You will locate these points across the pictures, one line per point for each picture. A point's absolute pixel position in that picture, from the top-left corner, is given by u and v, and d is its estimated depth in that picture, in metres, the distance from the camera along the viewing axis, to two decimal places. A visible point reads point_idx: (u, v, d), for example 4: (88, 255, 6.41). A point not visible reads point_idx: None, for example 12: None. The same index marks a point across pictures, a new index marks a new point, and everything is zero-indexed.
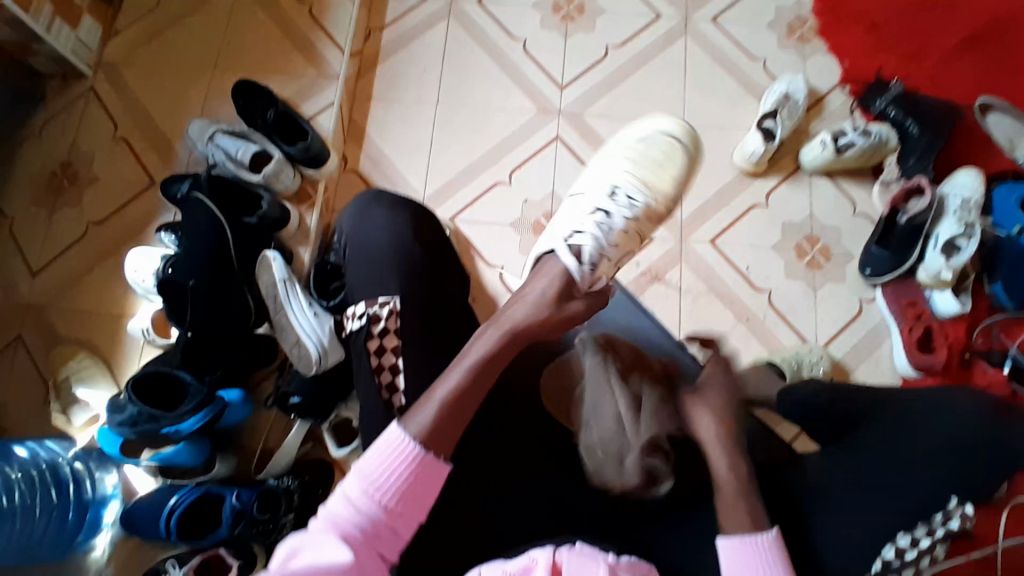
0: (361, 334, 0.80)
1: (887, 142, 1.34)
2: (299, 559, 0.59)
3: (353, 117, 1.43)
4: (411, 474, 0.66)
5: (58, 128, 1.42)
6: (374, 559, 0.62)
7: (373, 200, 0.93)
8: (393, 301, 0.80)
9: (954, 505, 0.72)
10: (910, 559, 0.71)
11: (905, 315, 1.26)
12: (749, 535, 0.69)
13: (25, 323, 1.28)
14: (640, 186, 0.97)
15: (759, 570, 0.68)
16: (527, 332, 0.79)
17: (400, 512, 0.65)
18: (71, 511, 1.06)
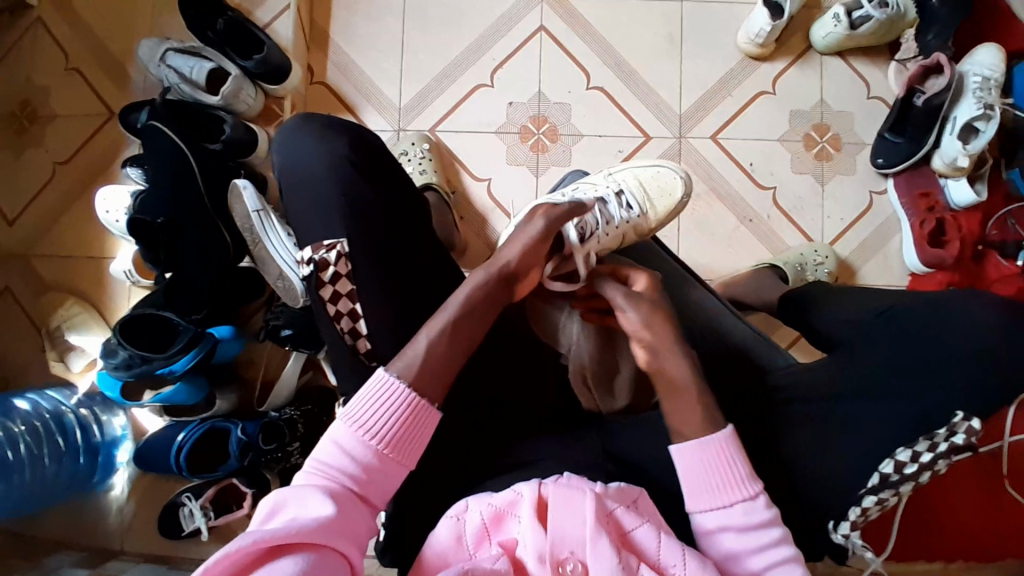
0: (310, 281, 0.75)
1: (906, 14, 1.21)
2: (280, 516, 0.57)
3: (316, 20, 1.30)
4: (399, 421, 0.64)
5: (5, 61, 1.30)
6: (359, 508, 0.61)
7: (302, 127, 0.83)
8: (339, 243, 0.75)
9: (959, 419, 0.67)
10: (909, 474, 0.67)
11: (917, 208, 1.20)
12: (705, 437, 0.66)
13: (7, 273, 1.25)
14: (643, 196, 0.98)
15: (715, 470, 0.65)
16: (520, 275, 0.75)
17: (386, 463, 0.63)
18: (81, 455, 1.10)
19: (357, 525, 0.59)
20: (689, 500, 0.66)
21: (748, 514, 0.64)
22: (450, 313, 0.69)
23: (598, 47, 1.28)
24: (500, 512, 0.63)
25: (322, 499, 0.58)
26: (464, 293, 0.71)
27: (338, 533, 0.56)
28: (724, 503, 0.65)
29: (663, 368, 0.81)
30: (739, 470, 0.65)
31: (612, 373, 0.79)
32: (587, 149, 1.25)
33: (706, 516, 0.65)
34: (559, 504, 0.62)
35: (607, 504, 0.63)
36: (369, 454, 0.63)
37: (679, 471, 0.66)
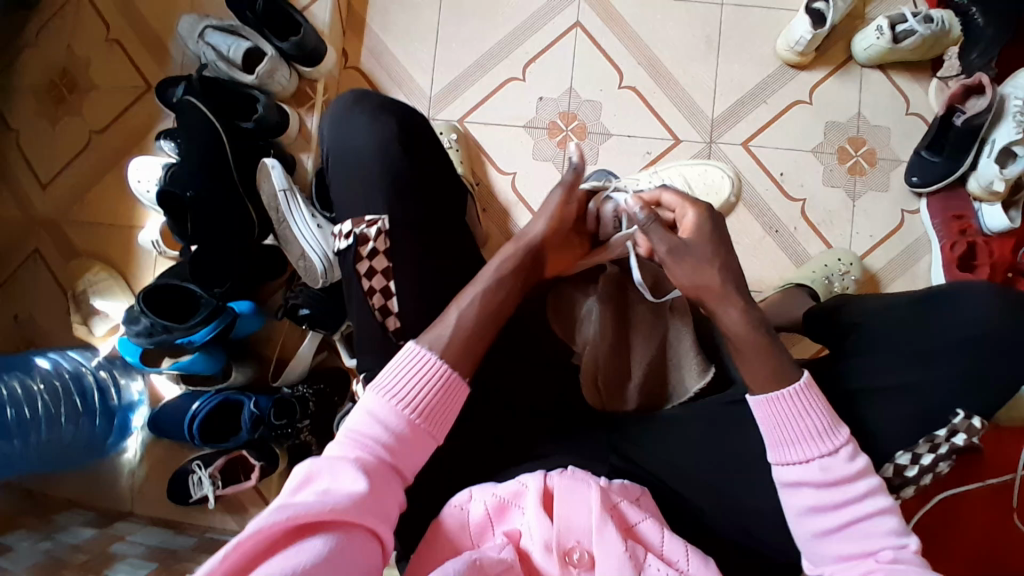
0: (348, 254, 0.76)
1: (949, 32, 1.17)
2: (313, 486, 0.57)
3: (352, 5, 1.31)
4: (432, 393, 0.65)
5: (50, 30, 1.33)
6: (390, 479, 0.61)
7: (354, 102, 0.84)
8: (380, 221, 0.77)
9: (959, 419, 0.68)
10: (910, 475, 0.70)
11: (949, 230, 1.18)
12: (785, 389, 0.64)
13: (40, 235, 1.28)
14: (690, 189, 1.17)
15: (794, 424, 0.64)
16: (541, 252, 0.75)
17: (417, 437, 0.64)
18: (98, 417, 1.13)
19: (388, 500, 0.59)
20: (772, 451, 0.65)
21: (840, 479, 0.62)
22: (473, 294, 0.70)
23: (633, 48, 1.26)
24: (505, 502, 0.64)
25: (355, 473, 0.58)
26: (493, 266, 0.72)
27: (370, 509, 0.57)
28: (803, 458, 0.63)
29: (679, 379, 0.78)
30: (819, 422, 0.64)
31: (624, 378, 0.79)
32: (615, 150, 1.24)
33: (785, 470, 0.64)
34: (565, 495, 0.62)
35: (611, 497, 0.63)
36: (401, 427, 0.63)
37: (762, 420, 0.65)
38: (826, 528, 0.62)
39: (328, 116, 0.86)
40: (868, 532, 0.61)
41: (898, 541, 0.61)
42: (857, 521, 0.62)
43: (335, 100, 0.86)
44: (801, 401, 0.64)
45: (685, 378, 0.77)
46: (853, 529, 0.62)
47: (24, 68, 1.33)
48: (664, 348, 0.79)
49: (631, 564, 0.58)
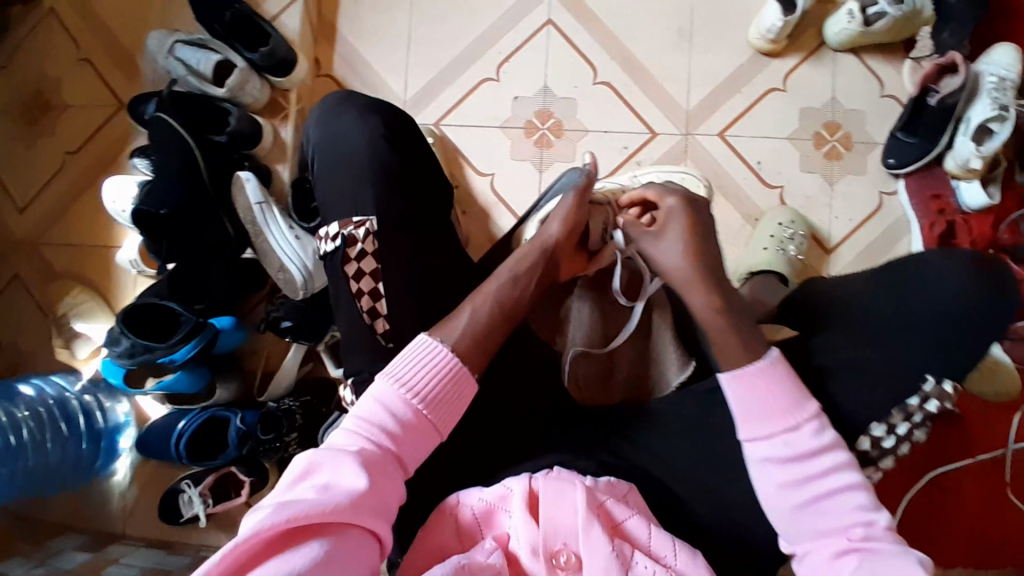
0: (335, 255, 0.76)
1: (921, 12, 1.17)
2: (313, 479, 0.56)
3: (322, 12, 1.30)
4: (441, 384, 0.64)
5: (19, 51, 1.31)
6: (394, 472, 0.60)
7: (340, 104, 0.84)
8: (368, 222, 0.76)
9: (931, 385, 0.68)
10: (887, 448, 0.69)
11: (927, 210, 1.18)
12: (754, 364, 0.65)
13: (18, 260, 1.27)
14: None
15: (767, 398, 0.64)
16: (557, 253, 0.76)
17: (421, 428, 0.63)
18: (85, 440, 1.12)
19: (389, 496, 0.59)
20: (743, 427, 0.65)
21: (807, 453, 0.63)
22: (489, 288, 0.71)
23: (606, 43, 1.26)
24: (492, 506, 0.63)
25: (357, 468, 0.57)
26: (509, 265, 0.73)
27: (370, 508, 0.56)
28: (775, 431, 0.64)
29: (660, 373, 0.78)
30: (793, 394, 0.64)
31: (607, 372, 0.80)
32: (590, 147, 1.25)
33: (758, 445, 0.64)
34: (550, 498, 0.62)
35: (597, 496, 0.63)
36: (406, 418, 0.62)
37: (734, 397, 0.65)
38: (799, 503, 0.63)
39: (319, 112, 0.86)
40: (836, 509, 0.62)
41: (866, 517, 0.61)
42: (832, 494, 0.62)
43: (328, 96, 0.87)
44: (767, 377, 0.65)
45: (666, 371, 0.77)
46: (823, 504, 0.62)
47: None
48: (644, 343, 0.79)
49: (618, 563, 0.58)
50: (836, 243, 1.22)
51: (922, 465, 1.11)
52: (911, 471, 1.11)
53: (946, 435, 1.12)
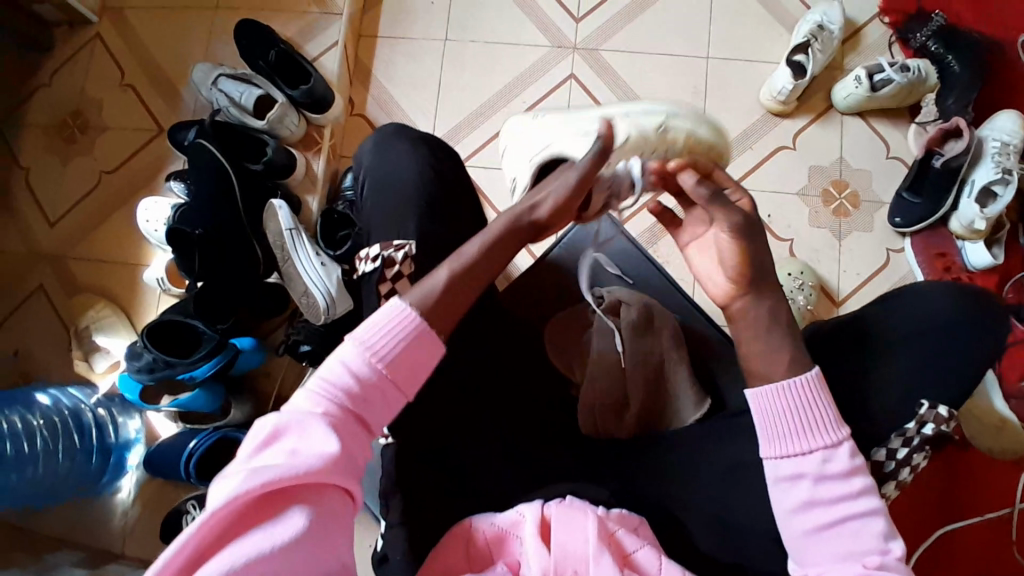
0: (375, 276, 0.79)
1: (927, 79, 1.26)
2: (280, 444, 0.56)
3: (358, 56, 1.38)
4: (404, 345, 0.62)
5: (70, 77, 1.39)
6: (358, 432, 0.59)
7: (395, 134, 0.91)
8: (407, 246, 0.79)
9: (926, 409, 0.70)
10: (889, 472, 0.71)
11: (934, 267, 1.23)
12: (788, 379, 0.65)
13: (45, 270, 1.30)
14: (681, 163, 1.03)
15: (793, 415, 0.65)
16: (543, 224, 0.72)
17: (385, 387, 0.61)
18: (94, 455, 1.13)
19: (357, 456, 0.59)
20: (767, 444, 0.65)
21: (838, 474, 0.63)
22: (466, 254, 0.68)
23: (624, 96, 1.33)
24: (502, 532, 0.64)
25: (323, 433, 0.57)
26: (495, 236, 0.69)
27: (339, 472, 0.56)
28: (801, 449, 0.64)
29: (673, 409, 0.78)
30: (825, 414, 0.64)
31: (622, 406, 0.78)
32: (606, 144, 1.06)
33: (780, 462, 0.64)
34: (561, 524, 0.62)
35: (608, 525, 0.64)
36: (370, 378, 0.60)
37: (758, 413, 0.66)
38: (821, 524, 0.62)
39: (374, 139, 0.93)
40: (856, 534, 0.61)
41: (884, 545, 0.61)
42: (850, 518, 0.62)
43: (386, 126, 0.93)
44: (808, 393, 0.65)
45: (682, 408, 0.77)
46: (846, 527, 0.62)
47: (40, 110, 1.39)
48: (658, 378, 0.78)
49: None
50: (843, 295, 1.25)
51: (930, 520, 1.11)
52: (919, 526, 1.11)
53: (951, 491, 1.12)
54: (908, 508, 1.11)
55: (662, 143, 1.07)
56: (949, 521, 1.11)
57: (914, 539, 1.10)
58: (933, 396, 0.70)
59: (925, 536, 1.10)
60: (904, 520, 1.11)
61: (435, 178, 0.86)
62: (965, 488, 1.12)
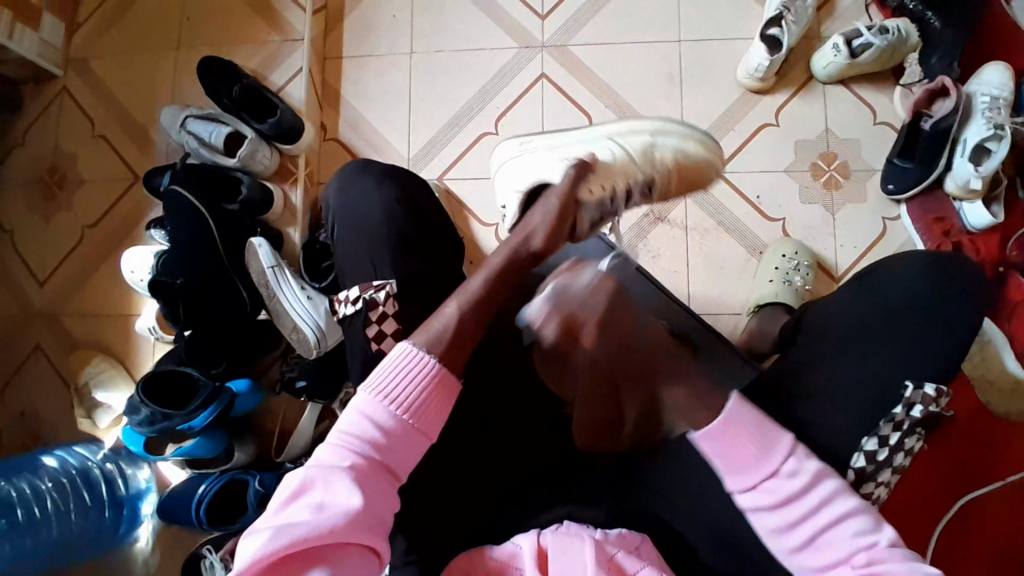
0: (357, 319, 0.78)
1: (908, 39, 1.21)
2: (307, 498, 0.57)
3: (326, 80, 1.36)
4: (424, 393, 0.63)
5: (40, 132, 1.39)
6: (381, 485, 0.60)
7: (361, 171, 0.93)
8: (387, 285, 0.79)
9: (912, 390, 0.69)
10: (883, 460, 0.69)
11: (932, 233, 1.18)
12: (719, 417, 0.63)
13: (39, 331, 1.31)
14: (675, 176, 0.86)
15: (744, 444, 0.62)
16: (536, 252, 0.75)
17: (409, 438, 0.62)
18: (107, 508, 1.13)
19: (382, 512, 0.59)
20: (731, 480, 0.63)
21: (787, 500, 0.61)
22: (474, 288, 0.70)
23: (598, 91, 1.31)
24: (500, 567, 0.62)
25: (350, 488, 0.58)
26: (485, 272, 0.71)
27: (364, 527, 0.57)
28: (758, 479, 0.62)
29: None
30: (761, 438, 0.62)
31: (616, 422, 0.73)
32: (589, 136, 0.86)
33: (747, 495, 0.63)
34: (559, 555, 0.60)
35: (607, 549, 0.61)
36: (394, 429, 0.61)
37: (712, 450, 0.64)
38: (795, 546, 0.61)
39: (338, 180, 0.94)
40: (835, 540, 0.60)
41: (865, 540, 0.59)
42: (825, 529, 0.60)
43: (345, 164, 0.95)
44: (730, 429, 0.63)
45: (683, 418, 0.71)
46: (823, 538, 0.60)
47: (14, 169, 1.38)
48: None
49: None
50: (841, 271, 1.23)
51: (952, 493, 1.09)
52: (940, 501, 1.09)
53: (972, 459, 1.10)
54: (930, 482, 1.09)
55: (653, 139, 0.85)
56: (974, 488, 1.09)
57: (937, 510, 1.09)
58: (919, 374, 0.70)
59: (951, 509, 1.08)
60: (924, 492, 1.09)
61: (403, 210, 0.89)
62: (986, 452, 1.10)
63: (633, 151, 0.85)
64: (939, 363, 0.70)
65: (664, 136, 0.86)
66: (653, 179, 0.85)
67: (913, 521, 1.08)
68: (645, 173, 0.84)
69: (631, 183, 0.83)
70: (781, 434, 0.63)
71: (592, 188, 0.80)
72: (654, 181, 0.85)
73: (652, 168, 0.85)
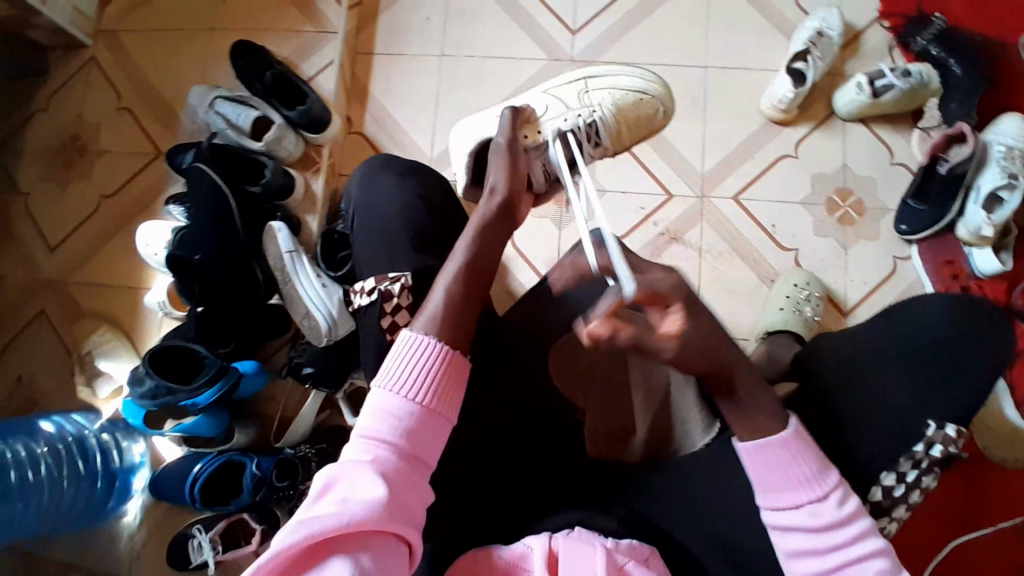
0: (371, 309, 0.79)
1: (929, 84, 1.24)
2: (333, 493, 0.57)
3: (355, 73, 1.38)
4: (440, 379, 0.64)
5: (67, 100, 1.40)
6: (406, 472, 0.60)
7: (382, 166, 0.94)
8: (404, 276, 0.80)
9: (934, 430, 0.70)
10: (899, 496, 0.71)
11: (942, 275, 1.21)
12: (770, 438, 0.65)
13: (46, 298, 1.30)
14: (617, 124, 0.91)
15: (786, 470, 0.65)
16: (506, 219, 0.76)
17: (429, 423, 0.63)
18: (99, 480, 1.13)
19: (412, 499, 0.60)
20: (761, 498, 0.66)
21: (829, 524, 0.63)
22: (461, 255, 0.71)
23: None
24: (510, 566, 0.62)
25: (375, 479, 0.58)
26: (466, 240, 0.72)
27: (394, 516, 0.57)
28: (793, 503, 0.64)
29: (680, 434, 0.75)
30: (807, 469, 0.64)
31: (627, 433, 0.77)
32: (526, 96, 0.93)
33: (775, 516, 0.65)
34: (571, 559, 0.61)
35: (617, 558, 0.62)
36: (413, 418, 0.62)
37: (751, 468, 0.66)
38: (810, 573, 0.63)
39: (360, 175, 0.96)
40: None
41: None
42: (846, 564, 0.62)
43: (368, 160, 0.96)
44: (790, 449, 0.65)
45: (691, 432, 0.74)
46: (843, 571, 0.62)
47: (34, 135, 1.39)
48: (665, 401, 0.75)
49: None
50: (851, 305, 1.24)
51: (945, 533, 1.10)
52: (933, 541, 1.09)
53: (967, 501, 1.10)
54: (925, 521, 1.10)
55: (586, 84, 0.92)
56: (968, 533, 1.09)
57: (929, 548, 1.09)
58: (939, 413, 0.70)
59: (945, 551, 1.09)
60: (917, 530, 1.10)
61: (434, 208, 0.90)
62: (980, 494, 1.11)
63: (569, 100, 0.90)
64: (957, 400, 0.71)
65: (595, 81, 0.93)
66: (595, 124, 0.90)
67: (904, 559, 1.09)
68: (585, 115, 0.89)
69: (573, 126, 0.88)
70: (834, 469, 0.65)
71: (528, 134, 0.85)
72: (597, 125, 0.90)
73: (592, 112, 0.90)
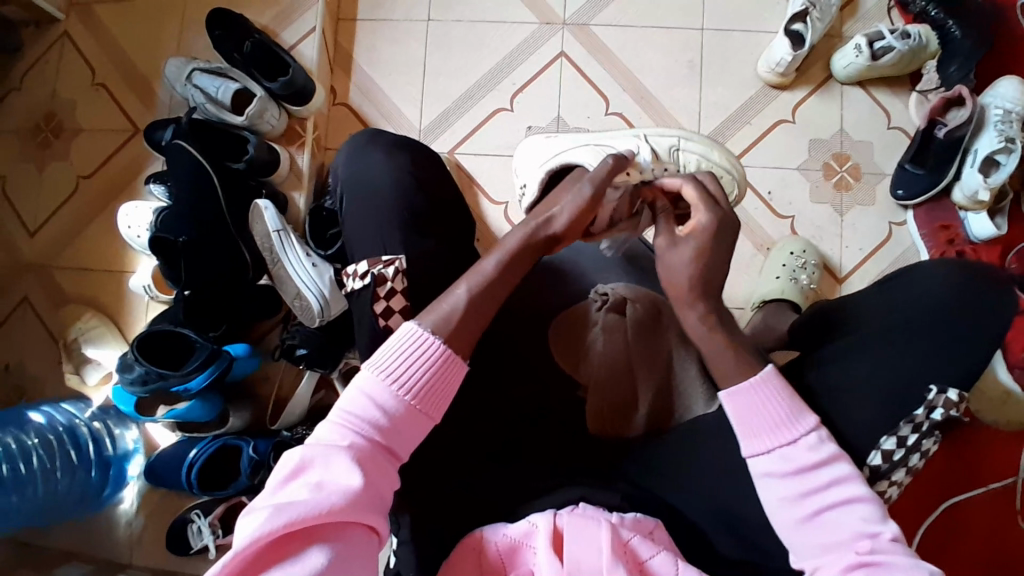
0: (364, 294, 0.77)
1: (928, 45, 1.21)
2: (306, 477, 0.56)
3: (338, 42, 1.32)
4: (431, 376, 0.62)
5: (39, 76, 1.33)
6: (382, 466, 0.59)
7: (371, 141, 0.91)
8: (398, 260, 0.78)
9: (935, 394, 0.69)
10: (898, 460, 0.70)
11: (937, 240, 1.21)
12: (744, 380, 0.65)
13: (28, 284, 1.26)
14: None
15: (761, 411, 0.64)
16: (541, 245, 0.71)
17: (411, 419, 0.61)
18: (93, 469, 1.11)
19: (384, 491, 0.59)
20: (743, 444, 0.65)
21: (806, 467, 0.62)
22: (487, 269, 0.68)
23: (617, 74, 1.28)
24: (513, 545, 0.62)
25: (351, 467, 0.57)
26: (496, 256, 0.68)
27: (365, 507, 0.56)
28: (773, 447, 0.64)
29: (682, 404, 0.75)
30: (783, 410, 0.64)
31: (629, 408, 0.76)
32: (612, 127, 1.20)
33: (759, 461, 0.64)
34: (575, 537, 0.60)
35: (622, 533, 0.62)
36: (397, 410, 0.61)
37: (730, 412, 0.66)
38: (803, 516, 0.62)
39: (347, 150, 0.92)
40: (839, 522, 0.61)
41: (870, 529, 0.60)
42: (828, 509, 0.61)
43: (355, 135, 0.92)
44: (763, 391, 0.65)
45: (693, 402, 0.74)
46: (826, 518, 0.61)
47: (5, 114, 1.33)
48: (666, 374, 0.76)
49: None
50: (846, 271, 1.23)
51: (936, 496, 1.12)
52: (924, 504, 1.12)
53: (958, 465, 1.13)
54: (917, 485, 1.12)
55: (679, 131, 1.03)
56: (957, 495, 1.12)
57: (921, 511, 1.11)
58: (943, 381, 0.69)
59: (935, 514, 1.11)
60: (909, 492, 1.12)
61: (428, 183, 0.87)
62: (972, 456, 1.13)
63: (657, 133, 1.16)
64: (960, 369, 0.70)
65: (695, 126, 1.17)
66: None
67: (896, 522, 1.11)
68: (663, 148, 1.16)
69: None
70: (811, 412, 0.64)
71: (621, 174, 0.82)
72: None
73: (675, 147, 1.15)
